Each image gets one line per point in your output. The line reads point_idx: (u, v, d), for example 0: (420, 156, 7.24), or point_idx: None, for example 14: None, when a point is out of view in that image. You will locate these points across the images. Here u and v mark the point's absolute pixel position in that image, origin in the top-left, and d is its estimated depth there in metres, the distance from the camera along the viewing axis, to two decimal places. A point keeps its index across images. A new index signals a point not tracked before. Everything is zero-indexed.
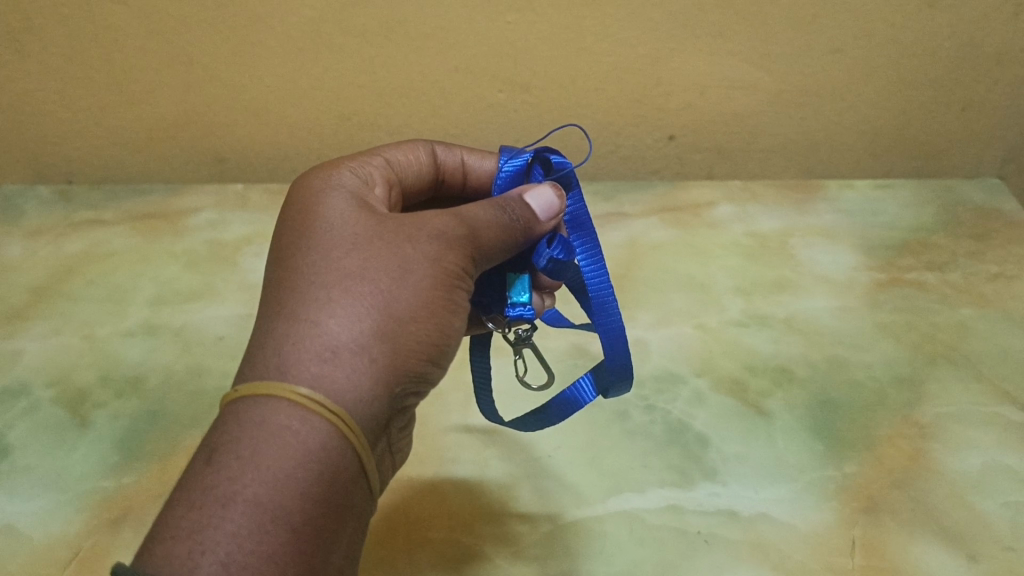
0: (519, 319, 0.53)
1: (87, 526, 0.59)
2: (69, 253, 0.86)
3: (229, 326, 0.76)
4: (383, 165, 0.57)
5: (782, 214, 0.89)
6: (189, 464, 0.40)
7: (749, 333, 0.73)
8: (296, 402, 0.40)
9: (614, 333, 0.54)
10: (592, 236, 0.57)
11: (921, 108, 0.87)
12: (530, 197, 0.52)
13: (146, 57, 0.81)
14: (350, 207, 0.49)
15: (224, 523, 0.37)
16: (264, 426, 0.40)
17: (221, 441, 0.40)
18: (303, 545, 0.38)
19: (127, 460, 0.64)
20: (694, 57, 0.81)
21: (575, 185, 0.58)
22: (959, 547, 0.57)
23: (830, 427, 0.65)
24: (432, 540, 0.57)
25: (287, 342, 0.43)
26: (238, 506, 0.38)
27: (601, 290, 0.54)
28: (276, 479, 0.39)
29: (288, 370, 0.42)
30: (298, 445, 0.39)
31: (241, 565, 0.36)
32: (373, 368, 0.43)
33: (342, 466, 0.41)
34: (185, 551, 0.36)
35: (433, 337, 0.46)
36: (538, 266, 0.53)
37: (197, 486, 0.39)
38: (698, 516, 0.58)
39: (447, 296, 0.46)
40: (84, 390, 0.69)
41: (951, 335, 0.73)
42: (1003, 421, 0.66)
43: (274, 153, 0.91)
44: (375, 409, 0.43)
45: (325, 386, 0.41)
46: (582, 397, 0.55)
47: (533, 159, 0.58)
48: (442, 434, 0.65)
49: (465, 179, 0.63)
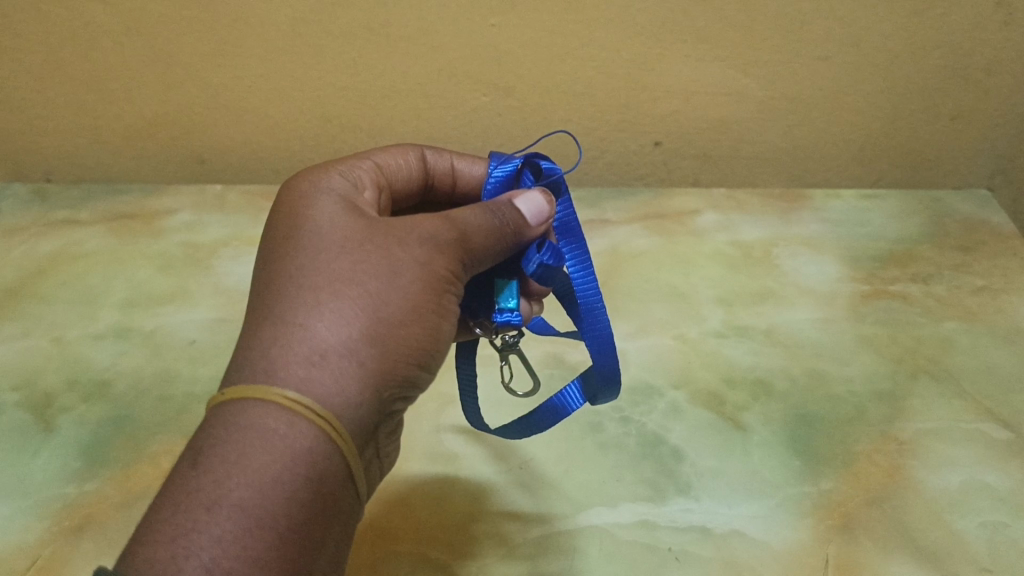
0: (508, 326, 0.52)
1: (45, 535, 0.58)
2: (42, 253, 0.84)
3: (201, 331, 0.74)
4: (373, 169, 0.55)
5: (767, 223, 0.88)
6: (173, 468, 0.39)
7: (729, 345, 0.72)
8: (284, 406, 0.39)
9: (602, 338, 0.53)
10: (581, 243, 0.56)
11: (910, 117, 0.86)
12: (520, 201, 0.50)
13: (124, 55, 0.80)
14: (340, 208, 0.47)
15: (210, 527, 0.36)
16: (251, 429, 0.39)
17: (206, 445, 0.39)
18: (289, 551, 0.37)
19: (90, 466, 0.62)
20: (680, 62, 0.80)
21: (565, 191, 0.57)
22: (934, 567, 0.56)
23: (808, 441, 0.64)
24: (399, 553, 0.56)
25: (275, 345, 0.41)
26: (224, 510, 0.36)
27: (589, 295, 0.53)
28: (263, 483, 0.38)
29: (275, 373, 0.40)
30: (285, 449, 0.38)
31: (225, 570, 0.35)
32: (362, 372, 0.42)
33: (329, 471, 0.40)
34: (168, 556, 0.35)
35: (423, 341, 0.45)
36: (527, 271, 0.52)
37: (181, 490, 0.37)
38: (670, 532, 0.57)
39: (438, 299, 0.45)
40: (51, 394, 0.68)
41: (934, 350, 0.72)
42: (984, 438, 0.65)
43: (254, 155, 0.89)
44: (364, 414, 0.42)
45: (313, 390, 0.40)
46: (569, 405, 0.55)
47: (523, 165, 0.56)
48: (413, 444, 0.64)
49: (454, 185, 0.61)
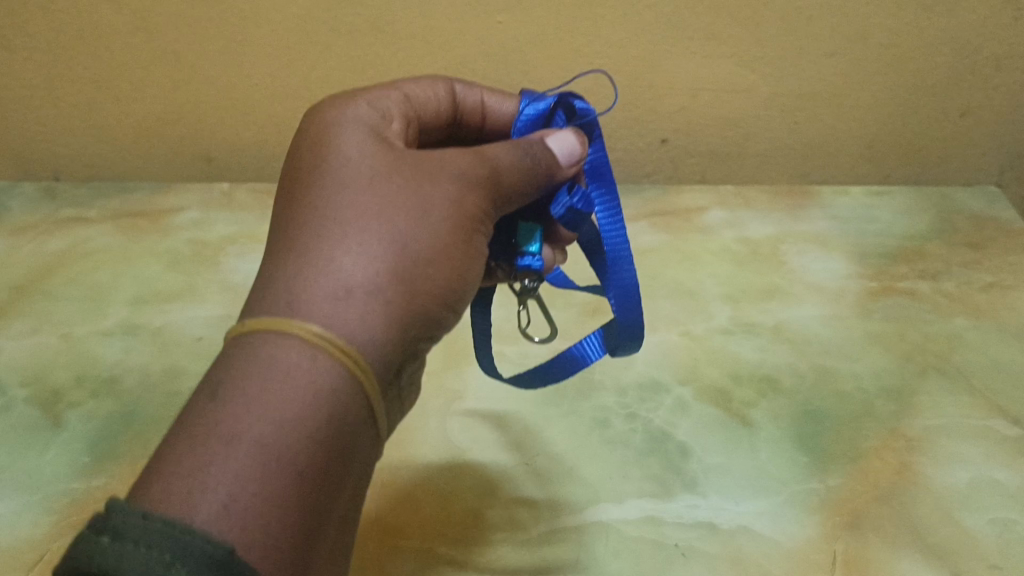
0: (528, 270, 0.52)
1: (53, 529, 0.58)
2: (51, 250, 0.85)
3: (209, 327, 0.74)
4: (401, 100, 0.54)
5: (774, 219, 0.88)
6: (189, 401, 0.38)
7: (736, 341, 0.72)
8: (307, 340, 0.39)
9: (628, 289, 0.54)
10: (611, 188, 0.55)
11: (919, 114, 0.86)
12: (552, 139, 0.52)
13: (132, 54, 0.81)
14: (368, 145, 0.47)
15: (227, 462, 0.35)
16: (273, 364, 0.38)
17: (225, 377, 0.38)
18: (308, 492, 0.37)
19: (98, 461, 0.62)
20: (687, 59, 0.80)
21: (598, 134, 0.56)
22: (943, 564, 0.55)
23: (815, 438, 0.63)
24: (405, 549, 0.56)
25: (300, 278, 0.41)
26: (242, 445, 0.36)
27: (616, 244, 0.53)
28: (282, 420, 0.37)
29: (300, 306, 0.40)
30: (308, 384, 0.38)
31: (243, 507, 0.34)
32: (387, 310, 0.42)
33: (350, 409, 0.39)
34: (183, 490, 0.34)
35: (448, 281, 0.45)
36: (554, 215, 0.54)
37: (197, 423, 0.36)
38: (676, 528, 0.57)
39: (463, 238, 0.46)
40: (59, 390, 0.68)
41: (942, 347, 0.72)
42: (994, 434, 0.64)
43: (262, 153, 0.89)
44: (388, 352, 0.42)
45: (339, 324, 0.40)
46: (588, 355, 0.57)
47: (557, 105, 0.57)
48: (419, 439, 0.64)
49: (483, 122, 0.60)
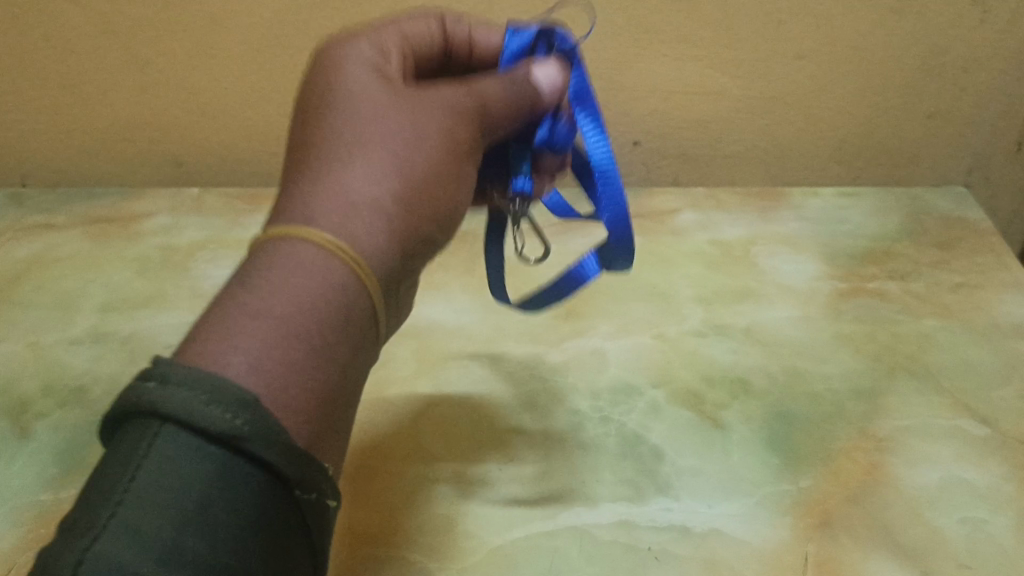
0: (519, 194, 0.59)
1: (20, 541, 0.57)
2: (18, 257, 0.83)
3: (179, 334, 0.74)
4: (399, 37, 0.58)
5: (746, 222, 0.87)
6: (220, 293, 0.43)
7: (709, 343, 0.72)
8: (320, 244, 0.45)
9: (617, 206, 0.57)
10: (596, 110, 0.57)
11: (887, 115, 0.87)
12: (539, 70, 0.55)
13: (103, 56, 0.80)
14: (368, 82, 0.53)
15: (249, 337, 0.40)
16: (289, 262, 0.44)
17: (250, 271, 0.44)
18: (319, 371, 0.43)
19: (66, 472, 0.62)
20: (658, 61, 0.81)
21: (579, 59, 0.58)
22: (913, 564, 0.56)
23: (787, 440, 0.64)
24: (378, 557, 0.56)
25: (311, 192, 0.48)
26: (264, 319, 0.41)
27: (602, 164, 0.57)
28: (300, 306, 0.43)
29: (314, 214, 0.46)
30: (321, 278, 0.44)
31: (264, 376, 0.40)
32: (389, 220, 0.48)
33: (356, 306, 0.45)
34: (211, 359, 0.39)
35: (442, 201, 0.52)
36: (538, 140, 0.59)
37: (227, 306, 0.42)
38: (650, 531, 0.57)
39: (451, 162, 0.52)
40: (27, 399, 0.67)
41: (912, 347, 0.72)
42: (963, 435, 0.65)
43: (233, 158, 0.89)
44: (390, 257, 0.48)
45: (348, 231, 0.46)
46: (586, 275, 0.61)
47: (540, 36, 0.59)
48: (393, 446, 0.63)
49: (472, 52, 0.62)
